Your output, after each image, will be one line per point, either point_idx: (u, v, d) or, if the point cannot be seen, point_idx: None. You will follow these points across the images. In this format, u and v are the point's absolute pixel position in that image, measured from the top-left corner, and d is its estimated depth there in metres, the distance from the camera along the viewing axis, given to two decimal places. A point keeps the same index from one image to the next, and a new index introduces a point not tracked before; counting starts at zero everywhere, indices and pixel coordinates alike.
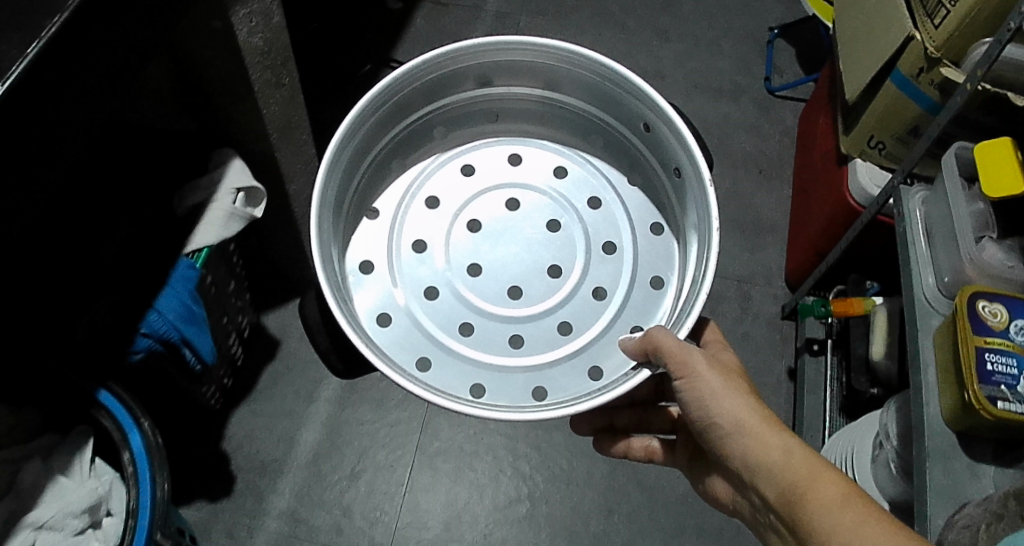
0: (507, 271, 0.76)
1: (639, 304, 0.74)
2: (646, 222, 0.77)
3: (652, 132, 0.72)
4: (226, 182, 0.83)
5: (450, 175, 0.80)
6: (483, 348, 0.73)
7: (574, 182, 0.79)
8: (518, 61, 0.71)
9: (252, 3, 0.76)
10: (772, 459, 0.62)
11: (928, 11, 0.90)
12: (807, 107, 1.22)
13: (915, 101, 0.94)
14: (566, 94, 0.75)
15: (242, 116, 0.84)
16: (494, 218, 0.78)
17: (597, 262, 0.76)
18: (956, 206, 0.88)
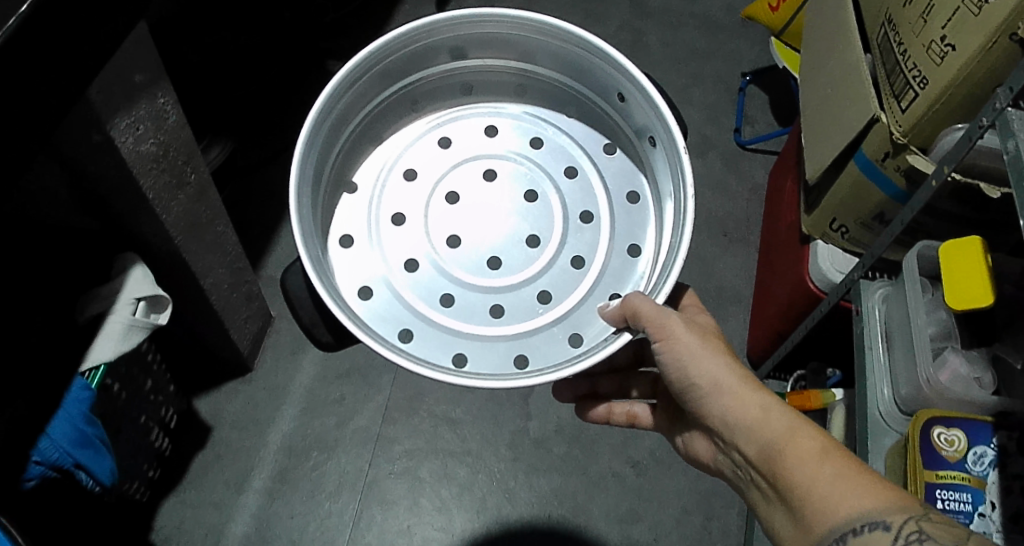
0: (489, 239, 0.69)
1: (616, 270, 0.69)
2: (623, 192, 0.71)
3: (628, 101, 0.67)
4: (126, 292, 0.79)
5: (426, 146, 0.72)
6: (465, 319, 0.67)
7: (553, 147, 0.72)
8: (490, 35, 0.66)
9: (137, 112, 0.71)
10: (750, 416, 0.62)
11: (895, 92, 0.81)
12: (778, 164, 1.15)
13: (879, 186, 0.85)
14: (542, 67, 0.70)
15: (141, 222, 0.78)
16: (477, 189, 0.71)
17: (575, 231, 0.70)
18: (916, 313, 0.80)
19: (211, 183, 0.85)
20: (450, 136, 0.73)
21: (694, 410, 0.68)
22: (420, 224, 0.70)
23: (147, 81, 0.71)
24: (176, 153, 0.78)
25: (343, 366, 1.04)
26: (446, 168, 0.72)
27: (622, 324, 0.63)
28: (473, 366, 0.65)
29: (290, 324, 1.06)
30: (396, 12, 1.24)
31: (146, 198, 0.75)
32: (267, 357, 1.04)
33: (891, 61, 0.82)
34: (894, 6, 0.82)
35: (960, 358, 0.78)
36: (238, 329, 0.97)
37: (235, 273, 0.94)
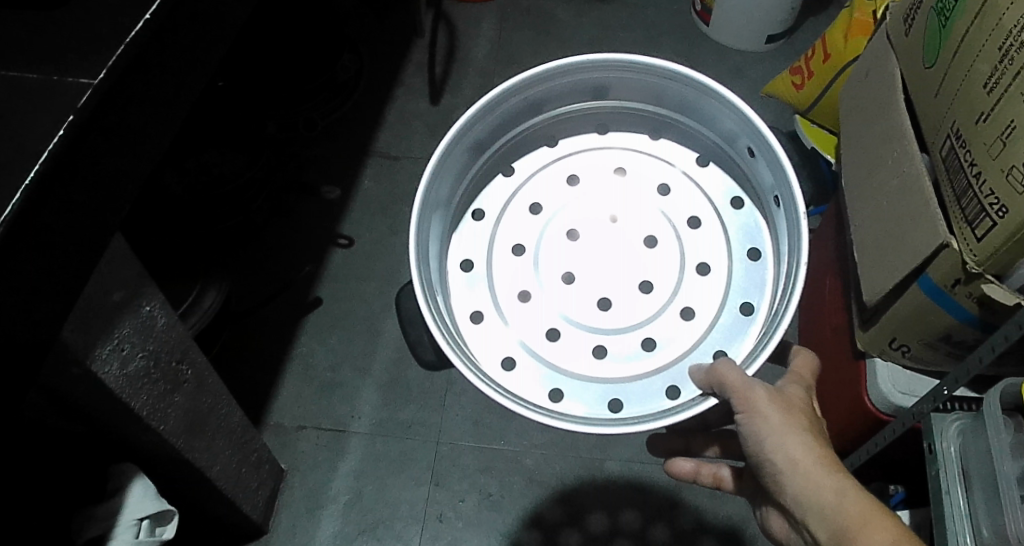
0: (612, 281, 0.64)
1: (731, 327, 0.62)
2: (744, 247, 0.64)
3: (757, 157, 0.60)
4: (128, 513, 0.70)
5: (551, 180, 0.67)
6: (571, 357, 0.62)
7: (676, 190, 0.66)
8: (628, 76, 0.61)
9: (120, 332, 0.62)
10: (824, 499, 0.60)
11: (969, 217, 0.73)
12: (812, 242, 1.08)
13: (948, 311, 0.78)
14: (678, 112, 0.64)
15: (134, 436, 0.69)
16: (596, 232, 0.65)
17: (693, 282, 0.63)
18: (999, 453, 0.72)
19: (210, 369, 0.76)
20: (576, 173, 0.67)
21: (769, 483, 0.65)
22: (532, 265, 0.65)
23: (127, 297, 0.61)
24: (168, 356, 0.69)
25: (366, 520, 0.95)
26: (563, 207, 0.66)
27: (705, 391, 0.58)
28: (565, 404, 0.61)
29: (304, 477, 0.97)
30: (387, 113, 1.18)
31: (139, 417, 0.66)
32: (282, 516, 0.95)
33: (961, 182, 0.75)
34: (962, 122, 0.75)
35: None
36: (249, 500, 0.89)
37: (243, 448, 0.85)
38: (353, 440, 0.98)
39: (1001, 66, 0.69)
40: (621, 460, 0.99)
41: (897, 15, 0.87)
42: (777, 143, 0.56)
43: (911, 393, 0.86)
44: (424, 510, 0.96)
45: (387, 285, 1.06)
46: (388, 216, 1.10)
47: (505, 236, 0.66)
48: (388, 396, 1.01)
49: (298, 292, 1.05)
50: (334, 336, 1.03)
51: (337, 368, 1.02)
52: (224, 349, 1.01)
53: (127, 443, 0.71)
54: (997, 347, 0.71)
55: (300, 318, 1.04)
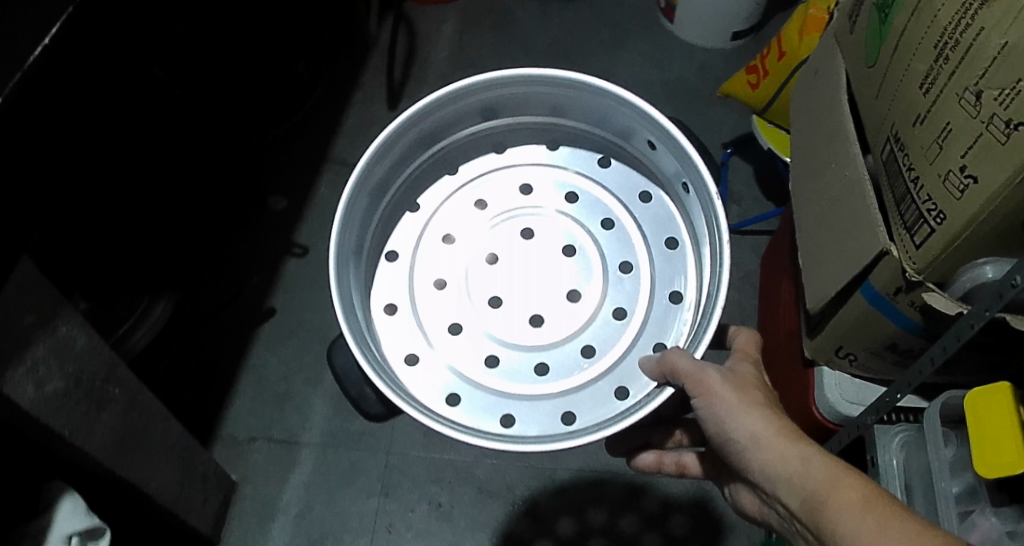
0: (530, 298, 0.65)
1: (661, 318, 0.64)
2: (661, 238, 0.66)
3: (659, 149, 0.62)
4: (59, 529, 0.69)
5: (461, 208, 0.68)
6: (511, 380, 0.63)
7: (589, 198, 0.68)
8: (519, 93, 0.63)
9: (35, 354, 0.61)
10: (788, 468, 0.55)
11: (906, 224, 0.72)
12: (773, 242, 1.06)
13: (890, 319, 0.76)
14: (573, 118, 0.65)
15: (65, 458, 0.70)
16: (518, 247, 0.67)
17: (615, 284, 0.65)
18: (939, 472, 0.69)
19: (140, 386, 0.77)
20: (483, 196, 0.69)
21: (737, 466, 0.61)
22: (457, 289, 0.66)
23: (41, 320, 0.61)
24: (90, 376, 0.69)
25: (316, 531, 0.95)
26: (481, 230, 0.67)
27: (660, 380, 0.58)
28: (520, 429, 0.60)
29: (255, 488, 0.97)
30: (343, 119, 1.18)
31: (62, 438, 0.66)
32: (233, 527, 0.96)
33: (900, 186, 0.73)
34: (901, 124, 0.73)
35: (995, 519, 0.68)
36: (195, 513, 0.89)
37: (185, 462, 0.86)
38: (305, 450, 0.99)
39: (935, 67, 0.67)
40: (572, 470, 0.98)
41: (843, 15, 0.84)
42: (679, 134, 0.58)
43: (860, 402, 0.85)
44: (374, 520, 0.96)
45: None
46: None
47: (424, 273, 0.67)
48: (341, 405, 1.01)
49: (251, 303, 1.05)
50: (287, 346, 1.03)
51: (289, 379, 1.02)
52: (176, 360, 1.01)
53: (62, 462, 0.71)
54: (938, 357, 0.67)
55: (254, 328, 1.04)
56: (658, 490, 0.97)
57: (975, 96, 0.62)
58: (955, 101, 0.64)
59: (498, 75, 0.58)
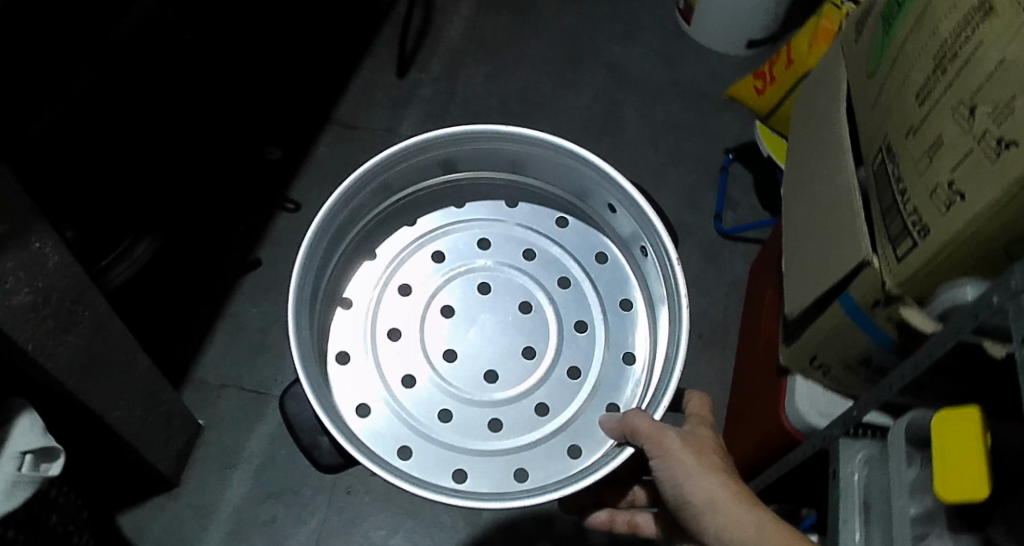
0: (481, 349, 0.70)
1: (612, 380, 0.69)
2: (616, 299, 0.72)
3: (618, 211, 0.68)
4: (9, 446, 0.70)
5: (419, 261, 0.73)
6: (463, 435, 0.67)
7: (547, 257, 0.74)
8: (484, 150, 0.68)
9: (4, 265, 0.62)
10: (742, 536, 0.58)
11: (891, 236, 0.71)
12: (763, 251, 1.05)
13: (866, 333, 0.75)
14: (532, 176, 0.71)
15: (28, 374, 0.71)
16: (476, 300, 0.72)
17: (569, 341, 0.71)
18: (897, 488, 0.64)
19: (111, 314, 0.77)
20: (440, 248, 0.74)
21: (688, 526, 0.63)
22: (412, 338, 0.71)
23: (12, 232, 0.61)
24: (60, 295, 0.69)
25: (275, 484, 0.96)
26: (437, 281, 0.73)
27: (623, 438, 0.61)
28: (474, 483, 0.65)
29: (221, 435, 0.98)
30: (352, 82, 1.20)
31: (23, 352, 0.67)
32: (194, 472, 0.96)
33: (888, 197, 0.73)
34: (894, 135, 0.73)
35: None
36: (156, 451, 0.90)
37: (150, 398, 0.87)
38: (273, 403, 1.00)
39: (932, 79, 0.67)
40: None
41: (851, 25, 0.85)
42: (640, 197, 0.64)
43: (828, 415, 0.83)
44: (334, 479, 0.96)
45: None
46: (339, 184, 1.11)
47: (381, 323, 0.71)
48: None
49: (238, 252, 1.06)
50: (267, 299, 1.04)
51: (265, 330, 1.02)
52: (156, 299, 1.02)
53: (24, 378, 0.72)
54: (905, 377, 0.65)
55: (238, 278, 1.04)
56: None
57: (969, 112, 0.62)
58: (950, 115, 0.64)
59: (471, 130, 0.64)
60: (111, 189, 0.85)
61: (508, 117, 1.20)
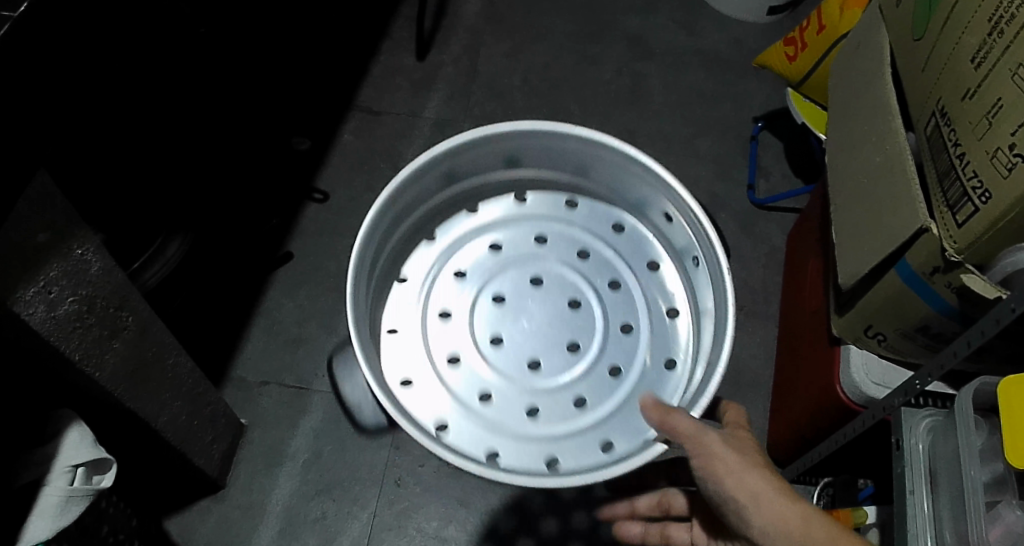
0: (530, 342, 0.67)
1: (652, 383, 0.65)
2: (660, 306, 0.68)
3: (675, 221, 0.65)
4: (61, 460, 0.68)
5: (473, 248, 0.71)
6: (502, 416, 0.65)
7: (597, 260, 0.70)
8: (550, 143, 0.66)
9: (47, 274, 0.60)
10: None
11: (949, 200, 0.68)
12: (801, 220, 1.05)
13: (923, 302, 0.72)
14: (596, 176, 0.69)
15: (77, 384, 0.69)
16: (522, 290, 0.69)
17: (615, 341, 0.67)
18: (967, 455, 0.62)
19: (153, 316, 0.75)
20: (496, 240, 0.71)
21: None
22: (464, 321, 0.68)
23: (54, 239, 0.59)
24: (104, 303, 0.67)
25: (323, 480, 0.95)
26: (486, 269, 0.70)
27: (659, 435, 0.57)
28: (506, 464, 0.63)
29: (264, 430, 0.97)
30: (374, 67, 1.22)
31: (71, 362, 0.65)
32: (240, 472, 0.95)
33: (945, 161, 0.70)
34: (948, 98, 0.70)
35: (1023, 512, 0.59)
36: (203, 452, 0.89)
37: (194, 400, 0.85)
38: (315, 397, 0.99)
39: (988, 39, 0.64)
40: None
41: None
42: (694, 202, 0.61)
43: (886, 384, 0.80)
44: (382, 472, 0.95)
45: (359, 243, 1.09)
46: (364, 171, 1.14)
47: (434, 304, 0.69)
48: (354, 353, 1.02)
49: (268, 246, 1.08)
50: (303, 290, 1.06)
51: (303, 323, 1.04)
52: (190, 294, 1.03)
53: (74, 388, 0.70)
54: (973, 343, 0.62)
55: (268, 270, 1.06)
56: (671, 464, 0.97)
57: None
58: (1009, 76, 0.61)
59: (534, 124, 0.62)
60: (135, 169, 0.83)
61: (533, 98, 1.23)
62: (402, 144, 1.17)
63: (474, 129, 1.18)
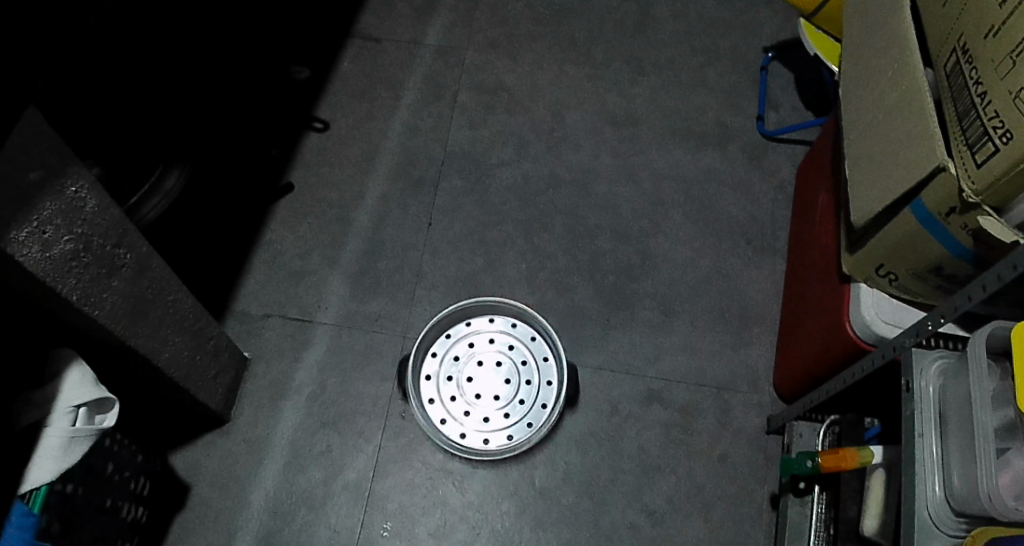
0: (483, 382, 0.96)
1: (544, 373, 0.96)
2: (544, 375, 0.96)
3: (536, 340, 0.98)
4: (63, 399, 0.68)
5: (439, 385, 0.96)
6: (487, 430, 0.93)
7: (507, 366, 0.97)
8: (482, 322, 0.99)
9: (41, 213, 0.58)
10: None
11: (968, 139, 0.66)
12: (811, 154, 1.03)
13: (939, 242, 0.70)
14: (504, 311, 0.98)
15: (77, 323, 0.68)
16: (479, 403, 0.95)
17: (528, 367, 0.96)
18: (978, 400, 0.63)
19: (152, 254, 0.74)
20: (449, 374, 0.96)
21: None
22: (444, 397, 0.95)
23: (47, 177, 0.57)
24: (101, 241, 0.66)
25: (327, 413, 0.96)
26: (443, 386, 0.96)
27: None
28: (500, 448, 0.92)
29: (269, 365, 0.97)
30: None
31: (69, 303, 0.64)
32: (245, 405, 0.96)
33: (965, 100, 0.67)
34: (971, 36, 0.67)
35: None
36: (206, 388, 0.89)
37: (197, 335, 0.85)
38: (319, 330, 0.99)
39: None
40: (593, 366, 0.98)
41: None
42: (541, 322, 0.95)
43: (897, 324, 0.79)
44: (387, 405, 0.96)
45: (360, 175, 1.07)
46: (365, 101, 1.12)
47: (423, 396, 0.94)
48: (358, 286, 1.01)
49: (270, 176, 1.07)
50: (303, 223, 1.04)
51: (304, 257, 1.02)
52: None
53: (71, 327, 0.69)
54: (989, 287, 0.61)
55: (273, 201, 1.05)
56: (678, 396, 0.97)
57: None
58: None
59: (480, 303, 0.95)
60: (149, 149, 0.87)
61: (537, 28, 1.19)
62: (402, 73, 1.14)
63: (477, 57, 1.16)
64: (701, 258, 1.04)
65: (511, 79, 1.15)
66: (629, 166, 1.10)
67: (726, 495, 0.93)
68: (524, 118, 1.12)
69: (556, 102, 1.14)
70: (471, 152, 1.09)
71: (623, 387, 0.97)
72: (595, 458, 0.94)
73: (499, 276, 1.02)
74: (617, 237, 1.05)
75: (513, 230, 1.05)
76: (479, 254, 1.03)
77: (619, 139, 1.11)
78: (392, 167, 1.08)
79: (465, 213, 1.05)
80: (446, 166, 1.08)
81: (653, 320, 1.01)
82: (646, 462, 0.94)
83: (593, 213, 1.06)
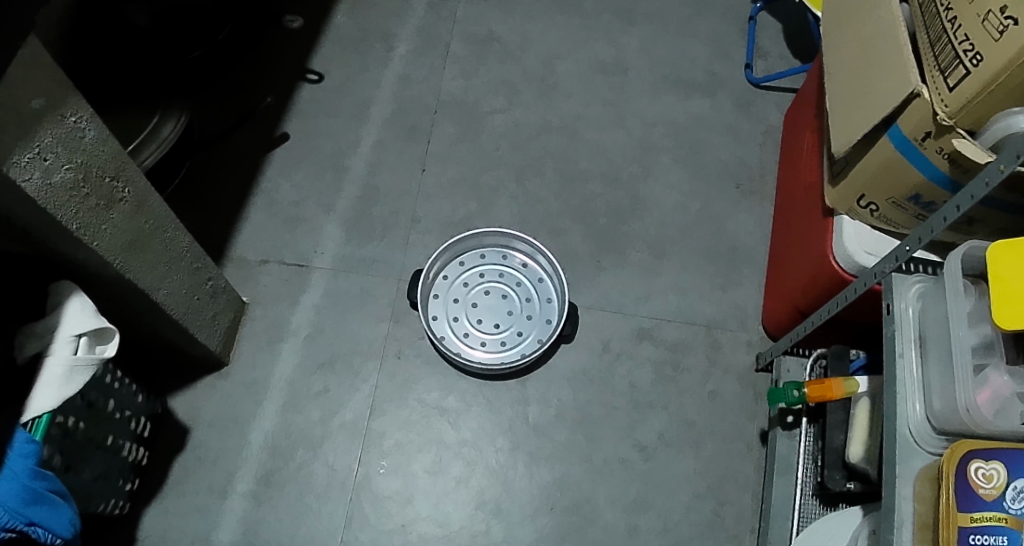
0: (483, 313, 0.99)
1: (545, 315, 0.99)
2: (545, 314, 0.99)
3: (545, 281, 1.00)
4: (63, 329, 0.69)
5: (444, 312, 0.99)
6: (479, 359, 0.97)
7: (512, 302, 1.00)
8: (492, 255, 1.01)
9: (40, 141, 0.58)
10: None
11: (940, 64, 0.67)
12: (798, 97, 1.04)
13: (917, 168, 0.72)
14: (517, 250, 1.01)
15: (78, 254, 0.69)
16: (477, 332, 0.98)
17: (529, 306, 0.99)
18: (957, 318, 0.62)
19: (150, 190, 0.75)
20: (456, 302, 0.99)
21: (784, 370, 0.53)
22: (445, 324, 0.98)
23: (47, 106, 0.57)
24: (100, 172, 0.66)
25: (324, 355, 0.98)
26: (449, 314, 0.99)
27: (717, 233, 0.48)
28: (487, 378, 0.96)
29: (267, 309, 0.99)
30: None
31: (68, 232, 0.65)
32: (243, 349, 0.98)
33: (937, 27, 0.68)
34: None
35: (1010, 378, 0.61)
36: (204, 330, 0.91)
37: (194, 275, 0.86)
38: (316, 274, 1.01)
39: None
40: (585, 306, 1.00)
41: None
42: (551, 262, 0.98)
43: (877, 254, 0.81)
44: (382, 345, 0.98)
45: (354, 123, 1.08)
46: (358, 51, 1.13)
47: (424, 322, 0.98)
48: (353, 232, 1.03)
49: (264, 127, 1.08)
50: (299, 171, 1.05)
51: (300, 204, 1.04)
52: (191, 175, 1.04)
53: (68, 259, 0.71)
54: (963, 206, 0.61)
55: (268, 151, 1.06)
56: (669, 335, 0.99)
57: None
58: None
59: (495, 232, 0.98)
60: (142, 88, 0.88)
61: None
62: (396, 24, 1.15)
63: (469, 8, 1.17)
64: (690, 202, 1.06)
65: (502, 29, 1.16)
66: (620, 112, 1.11)
67: (714, 430, 0.95)
68: (516, 67, 1.13)
69: (548, 51, 1.15)
70: (464, 100, 1.11)
71: (614, 326, 0.99)
72: (588, 395, 0.96)
73: (492, 220, 1.04)
74: (609, 182, 1.07)
75: (506, 176, 1.06)
76: (472, 199, 1.05)
77: (610, 88, 1.13)
78: (386, 116, 1.09)
79: (458, 160, 1.07)
80: (439, 115, 1.10)
81: (644, 262, 1.03)
82: (637, 399, 0.96)
83: (584, 158, 1.08)
